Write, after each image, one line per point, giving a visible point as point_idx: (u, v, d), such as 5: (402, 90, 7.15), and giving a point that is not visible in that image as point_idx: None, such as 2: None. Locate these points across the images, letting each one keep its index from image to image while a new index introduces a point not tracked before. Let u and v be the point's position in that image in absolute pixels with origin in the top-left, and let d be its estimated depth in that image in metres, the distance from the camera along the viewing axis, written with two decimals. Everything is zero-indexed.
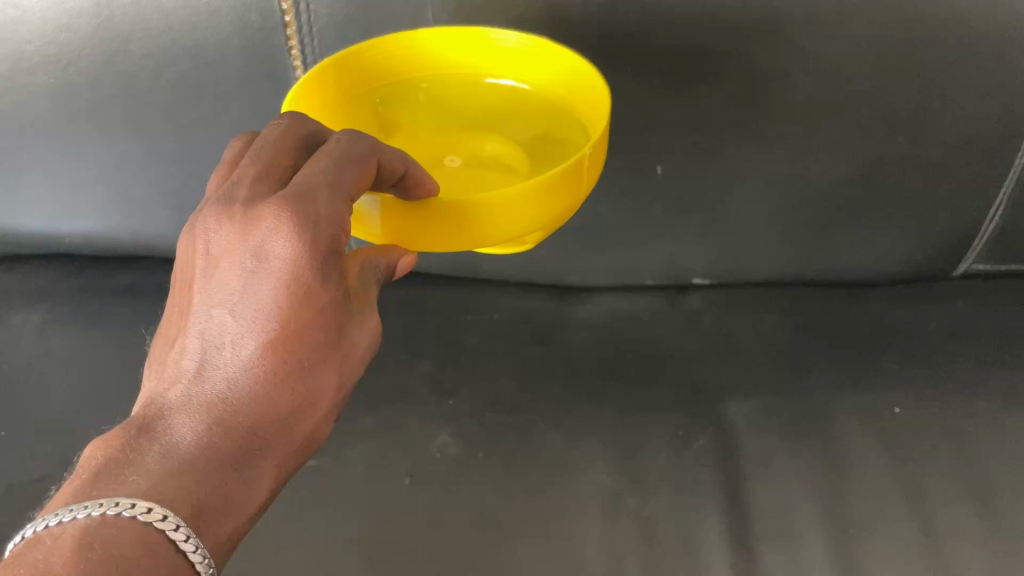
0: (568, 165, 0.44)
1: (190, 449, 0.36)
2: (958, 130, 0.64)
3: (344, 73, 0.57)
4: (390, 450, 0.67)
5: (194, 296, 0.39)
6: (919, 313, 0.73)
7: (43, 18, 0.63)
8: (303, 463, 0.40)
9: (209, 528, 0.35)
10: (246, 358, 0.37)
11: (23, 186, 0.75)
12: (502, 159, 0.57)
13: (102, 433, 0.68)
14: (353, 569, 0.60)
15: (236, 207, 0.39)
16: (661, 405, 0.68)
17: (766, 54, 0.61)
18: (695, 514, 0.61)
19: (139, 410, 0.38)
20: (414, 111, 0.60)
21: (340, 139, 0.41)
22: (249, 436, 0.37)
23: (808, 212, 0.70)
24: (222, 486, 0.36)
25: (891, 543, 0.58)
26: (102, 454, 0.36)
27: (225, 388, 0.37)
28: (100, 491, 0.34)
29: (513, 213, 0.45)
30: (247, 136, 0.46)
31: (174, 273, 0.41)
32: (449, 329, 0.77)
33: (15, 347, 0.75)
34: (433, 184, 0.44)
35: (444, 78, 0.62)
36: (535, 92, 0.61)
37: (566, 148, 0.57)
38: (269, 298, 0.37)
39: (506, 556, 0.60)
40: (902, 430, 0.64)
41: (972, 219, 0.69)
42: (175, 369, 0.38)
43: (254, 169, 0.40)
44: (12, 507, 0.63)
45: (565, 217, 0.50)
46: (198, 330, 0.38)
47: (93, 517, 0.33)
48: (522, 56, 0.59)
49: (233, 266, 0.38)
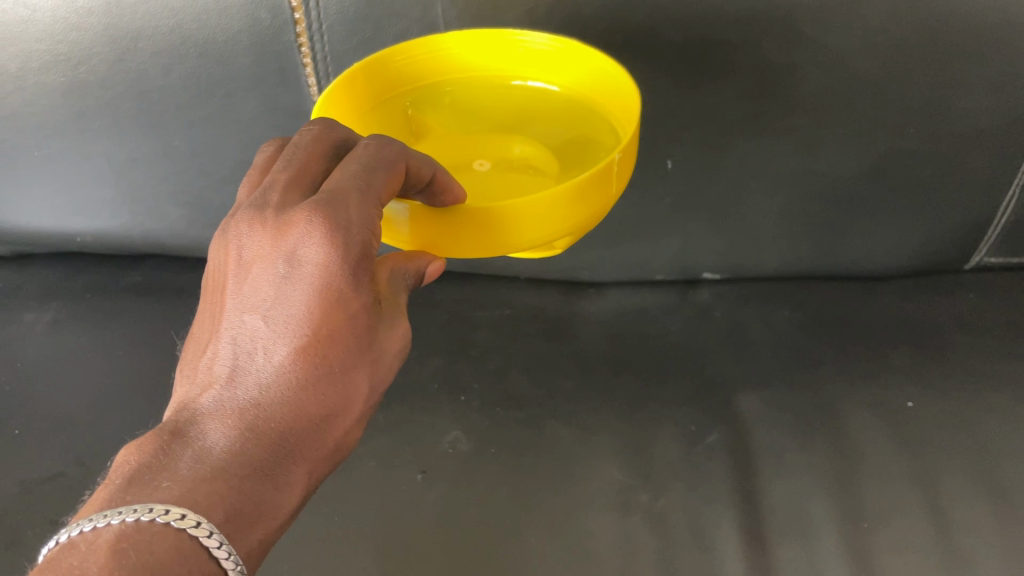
0: (598, 170, 0.44)
1: (223, 454, 0.36)
2: (972, 123, 0.63)
3: (373, 78, 0.57)
4: (402, 446, 0.67)
5: (226, 301, 0.39)
6: (930, 306, 0.73)
7: (53, 17, 0.63)
8: (334, 468, 0.40)
9: (242, 535, 0.35)
10: (278, 363, 0.37)
11: (33, 186, 0.75)
12: (530, 162, 0.57)
13: (115, 430, 0.68)
14: (367, 564, 0.60)
15: (268, 212, 0.39)
16: (672, 400, 0.68)
17: (776, 47, 0.60)
18: (707, 508, 0.61)
19: (171, 415, 0.38)
20: (442, 115, 0.60)
21: (369, 144, 0.41)
22: (281, 441, 0.37)
23: (819, 207, 0.70)
24: (254, 492, 0.36)
25: (904, 537, 0.58)
26: (135, 458, 0.36)
27: (258, 394, 0.37)
28: (135, 497, 0.34)
29: (544, 217, 0.44)
30: (278, 141, 0.46)
31: (205, 277, 0.41)
32: (459, 325, 0.77)
33: (26, 346, 0.75)
34: (461, 192, 0.44)
35: (471, 81, 0.62)
36: (563, 95, 0.61)
37: (594, 150, 0.56)
38: (301, 304, 0.37)
39: (520, 551, 0.60)
40: (914, 424, 0.64)
41: (983, 212, 0.69)
42: (207, 374, 0.38)
43: (286, 175, 0.40)
44: (26, 507, 0.63)
45: (594, 221, 0.50)
46: (230, 335, 0.38)
47: (127, 522, 0.33)
48: (551, 59, 0.59)
49: (266, 272, 0.38)
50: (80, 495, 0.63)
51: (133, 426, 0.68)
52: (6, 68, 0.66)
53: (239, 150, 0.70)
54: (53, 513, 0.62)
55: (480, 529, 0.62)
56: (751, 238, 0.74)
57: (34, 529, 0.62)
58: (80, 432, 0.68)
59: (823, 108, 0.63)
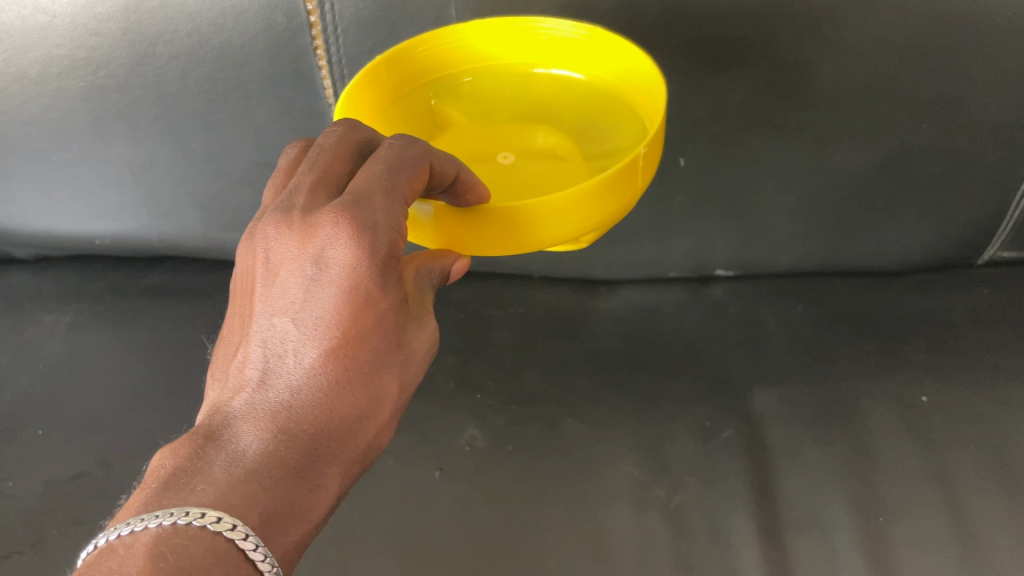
0: (624, 165, 0.44)
1: (256, 457, 0.36)
2: (988, 117, 0.63)
3: (395, 71, 0.58)
4: (419, 445, 0.68)
5: (256, 304, 0.40)
6: (945, 301, 0.72)
7: (72, 23, 0.63)
8: (365, 468, 0.41)
9: (277, 537, 0.36)
10: (308, 365, 0.37)
11: (54, 190, 0.76)
12: (555, 152, 0.57)
13: (136, 430, 0.69)
14: (386, 562, 0.61)
15: (294, 215, 0.40)
16: (687, 397, 0.69)
17: (789, 43, 0.60)
18: (723, 505, 0.61)
19: (204, 419, 0.39)
20: (465, 106, 0.61)
21: (393, 143, 0.42)
22: (314, 443, 0.37)
23: (833, 203, 0.70)
24: (289, 494, 0.36)
25: (922, 533, 0.58)
26: (170, 462, 0.37)
27: (289, 396, 0.38)
28: (171, 500, 0.35)
29: (568, 216, 0.45)
30: (302, 142, 0.46)
31: (234, 280, 0.42)
32: (474, 324, 0.77)
33: (48, 348, 0.76)
34: (484, 192, 0.44)
35: (495, 70, 0.62)
36: (588, 83, 0.61)
37: (616, 141, 0.57)
38: (330, 305, 0.37)
39: (538, 548, 0.61)
40: (929, 419, 0.64)
41: (997, 206, 0.68)
42: (238, 377, 0.39)
43: (311, 176, 0.41)
44: (52, 506, 0.64)
45: (619, 216, 0.50)
46: (260, 338, 0.39)
47: (164, 526, 0.33)
48: (574, 46, 0.59)
49: (294, 274, 0.39)
50: (104, 494, 0.64)
51: (154, 426, 0.69)
52: (26, 74, 0.67)
53: (256, 152, 0.71)
54: (78, 512, 0.63)
55: (498, 525, 0.62)
56: (766, 235, 0.74)
57: (60, 527, 0.63)
58: (102, 433, 0.69)
59: (836, 104, 0.63)
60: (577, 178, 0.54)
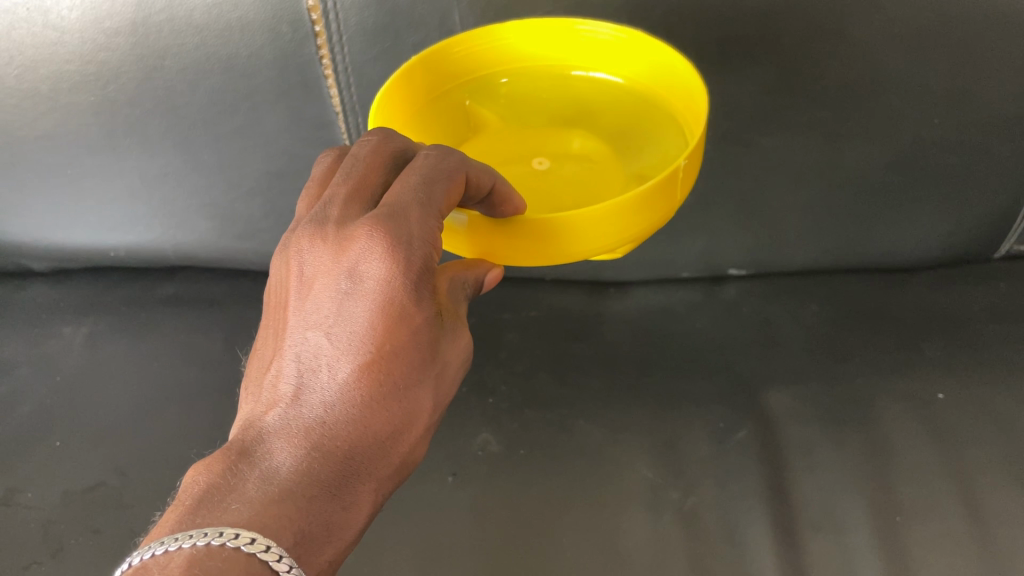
0: (661, 180, 0.44)
1: (290, 474, 0.37)
2: (998, 110, 0.62)
3: (429, 73, 0.58)
4: (434, 448, 0.68)
5: (289, 319, 0.40)
6: (962, 297, 0.71)
7: (81, 39, 0.64)
8: (399, 483, 0.41)
9: (310, 557, 0.36)
10: (342, 380, 0.38)
11: (69, 203, 0.76)
12: (591, 158, 0.58)
13: (150, 440, 0.69)
14: (404, 567, 0.61)
15: (329, 228, 0.40)
16: (701, 398, 0.68)
17: (794, 42, 0.60)
18: (739, 505, 0.61)
19: (238, 434, 0.40)
20: (500, 108, 0.61)
21: (428, 155, 0.42)
22: (347, 459, 0.38)
23: (845, 201, 0.69)
24: (322, 513, 0.37)
25: (940, 531, 0.58)
26: (203, 479, 0.38)
27: (323, 413, 0.38)
28: (205, 519, 0.36)
29: (603, 229, 0.45)
30: (336, 149, 0.47)
31: (268, 293, 0.43)
32: (486, 328, 0.77)
33: (67, 360, 0.76)
34: (519, 203, 0.44)
35: (532, 70, 0.63)
36: (626, 87, 0.61)
37: (653, 148, 0.57)
38: (363, 320, 0.38)
39: (554, 551, 0.61)
40: (946, 417, 0.63)
41: (1011, 201, 0.67)
42: (272, 392, 0.40)
43: (345, 188, 0.42)
44: (70, 517, 0.64)
45: (655, 227, 0.50)
46: (294, 352, 0.39)
47: (198, 547, 0.34)
48: (613, 48, 0.59)
49: (327, 288, 0.39)
50: (122, 504, 0.65)
51: (169, 435, 0.69)
52: (38, 90, 0.67)
53: (266, 161, 0.71)
54: (96, 522, 0.64)
55: (514, 529, 0.62)
56: (779, 234, 0.73)
57: (78, 537, 0.63)
58: (119, 443, 0.69)
59: (844, 101, 0.63)
60: (614, 186, 0.55)
